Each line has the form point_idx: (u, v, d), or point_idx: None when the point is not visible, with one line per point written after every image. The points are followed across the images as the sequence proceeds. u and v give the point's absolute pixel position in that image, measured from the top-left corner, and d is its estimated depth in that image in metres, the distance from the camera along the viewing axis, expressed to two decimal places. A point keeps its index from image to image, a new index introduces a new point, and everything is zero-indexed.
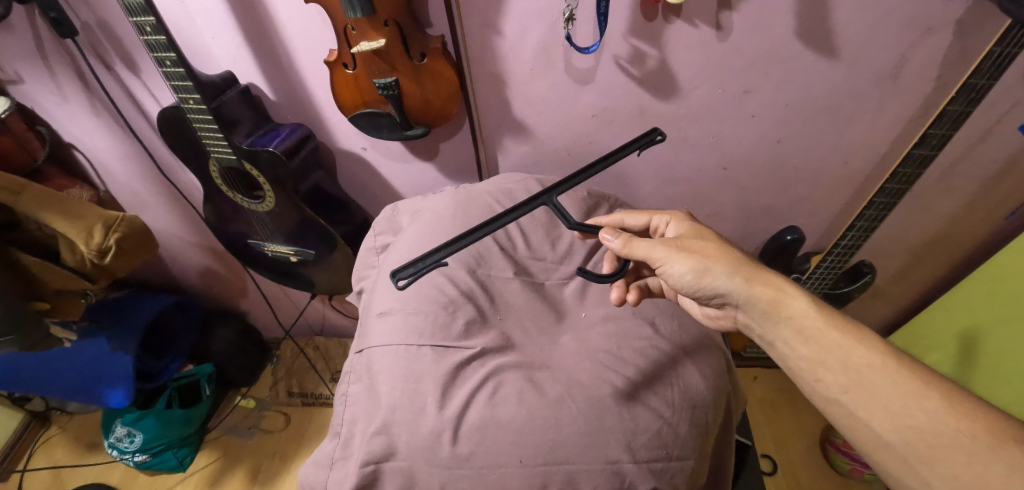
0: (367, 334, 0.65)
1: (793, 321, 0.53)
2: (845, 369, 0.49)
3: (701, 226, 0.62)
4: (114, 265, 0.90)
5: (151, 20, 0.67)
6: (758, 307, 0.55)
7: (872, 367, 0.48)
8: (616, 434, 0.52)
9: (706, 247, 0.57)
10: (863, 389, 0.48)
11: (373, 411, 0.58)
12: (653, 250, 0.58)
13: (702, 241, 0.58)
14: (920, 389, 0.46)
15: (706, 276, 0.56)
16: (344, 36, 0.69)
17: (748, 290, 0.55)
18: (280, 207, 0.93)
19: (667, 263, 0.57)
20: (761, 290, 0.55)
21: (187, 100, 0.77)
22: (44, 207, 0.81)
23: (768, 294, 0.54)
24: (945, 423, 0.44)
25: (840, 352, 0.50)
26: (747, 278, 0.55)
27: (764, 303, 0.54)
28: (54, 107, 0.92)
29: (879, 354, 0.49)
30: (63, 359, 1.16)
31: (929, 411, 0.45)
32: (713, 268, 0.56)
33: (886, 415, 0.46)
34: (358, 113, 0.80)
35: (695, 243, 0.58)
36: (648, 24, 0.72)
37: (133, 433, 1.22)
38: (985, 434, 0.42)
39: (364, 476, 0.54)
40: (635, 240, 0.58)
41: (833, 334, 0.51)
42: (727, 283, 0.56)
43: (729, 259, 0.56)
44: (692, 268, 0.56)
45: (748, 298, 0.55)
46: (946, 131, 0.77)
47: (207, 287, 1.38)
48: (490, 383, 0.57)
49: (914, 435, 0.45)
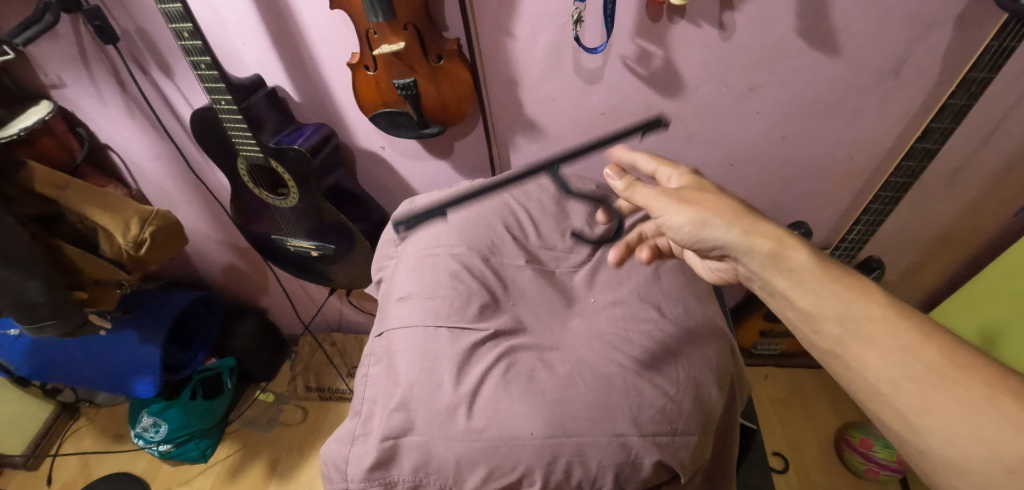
0: (388, 317, 0.69)
1: (792, 271, 0.52)
2: (843, 322, 0.49)
3: (704, 180, 0.62)
4: (148, 258, 0.96)
5: (188, 26, 0.72)
6: (758, 259, 0.54)
7: (872, 319, 0.48)
8: (622, 409, 0.54)
9: (705, 198, 0.58)
10: (860, 340, 0.48)
11: (393, 389, 0.61)
12: (650, 201, 0.59)
13: (702, 193, 0.58)
14: (918, 342, 0.46)
15: (704, 227, 0.57)
16: (366, 40, 0.74)
17: (747, 242, 0.54)
18: (302, 203, 0.97)
19: (666, 215, 0.58)
20: (760, 241, 0.54)
21: (219, 101, 0.82)
22: (86, 201, 0.88)
23: (766, 245, 0.54)
24: (942, 375, 0.44)
25: (839, 303, 0.50)
26: (746, 230, 0.55)
27: (764, 254, 0.54)
28: (93, 110, 0.99)
29: (878, 305, 0.48)
30: (92, 350, 1.22)
31: (926, 362, 0.45)
32: (712, 219, 0.56)
33: (880, 366, 0.46)
34: (378, 112, 0.84)
35: (694, 195, 0.58)
36: (653, 25, 0.76)
37: (159, 423, 1.29)
38: (981, 386, 0.42)
39: (384, 451, 0.58)
40: (638, 185, 0.61)
41: (833, 285, 0.51)
42: (723, 234, 0.56)
43: (725, 211, 0.56)
44: (690, 219, 0.57)
45: (747, 250, 0.55)
46: (948, 124, 0.79)
47: (230, 283, 1.44)
48: (505, 362, 0.60)
49: (909, 385, 0.45)
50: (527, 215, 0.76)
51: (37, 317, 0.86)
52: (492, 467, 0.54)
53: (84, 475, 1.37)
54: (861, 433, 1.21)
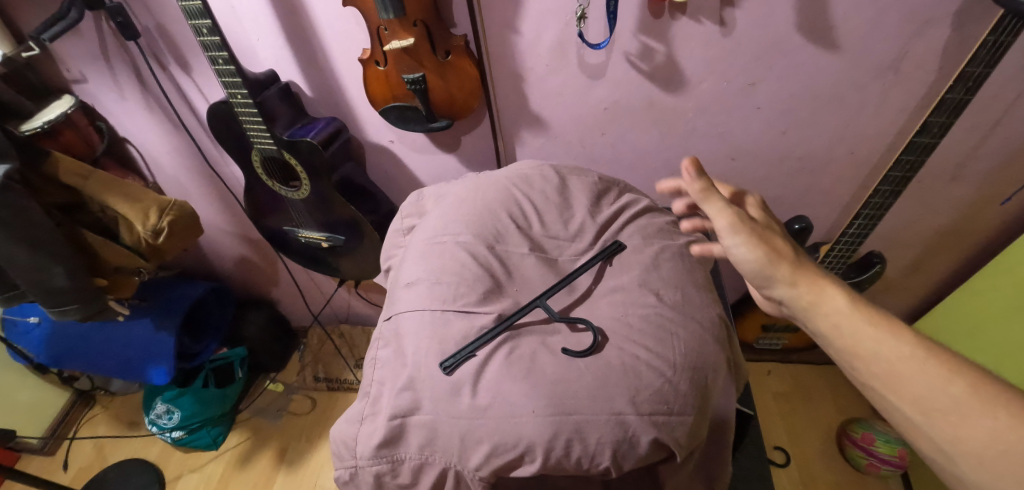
0: (396, 302, 0.72)
1: (829, 318, 0.50)
2: (875, 359, 0.47)
3: (776, 223, 0.60)
4: (166, 246, 1.00)
5: (207, 22, 0.75)
6: (800, 303, 0.52)
7: (900, 356, 0.46)
8: (620, 388, 0.56)
9: (776, 241, 0.55)
10: (890, 374, 0.46)
11: (401, 370, 0.64)
12: (715, 220, 0.56)
13: (772, 234, 0.56)
14: (945, 375, 0.44)
15: (763, 263, 0.54)
16: (377, 36, 0.76)
17: (793, 288, 0.53)
18: (314, 195, 1.00)
19: (730, 241, 0.56)
20: (806, 290, 0.52)
21: (235, 95, 0.85)
22: (107, 190, 0.92)
23: (809, 294, 0.52)
24: (968, 408, 0.42)
25: (870, 342, 0.47)
26: (797, 277, 0.53)
27: (805, 300, 0.52)
28: (113, 104, 1.02)
29: (908, 344, 0.46)
30: (107, 338, 1.26)
31: (953, 395, 0.43)
32: (771, 259, 0.54)
33: (911, 400, 0.45)
34: (388, 107, 0.87)
35: (763, 231, 0.56)
36: (655, 21, 0.78)
37: (173, 410, 1.32)
38: (1010, 417, 0.40)
39: (392, 428, 0.60)
40: (714, 193, 0.56)
41: (865, 326, 0.48)
42: (775, 275, 0.54)
43: (791, 258, 0.54)
44: (750, 252, 0.55)
45: (792, 296, 0.53)
46: (945, 119, 0.80)
47: (242, 275, 1.48)
48: (508, 345, 0.62)
49: (938, 418, 0.43)
50: (530, 205, 0.78)
51: (60, 301, 0.90)
52: (495, 444, 0.55)
53: (100, 460, 1.41)
54: (862, 429, 1.23)
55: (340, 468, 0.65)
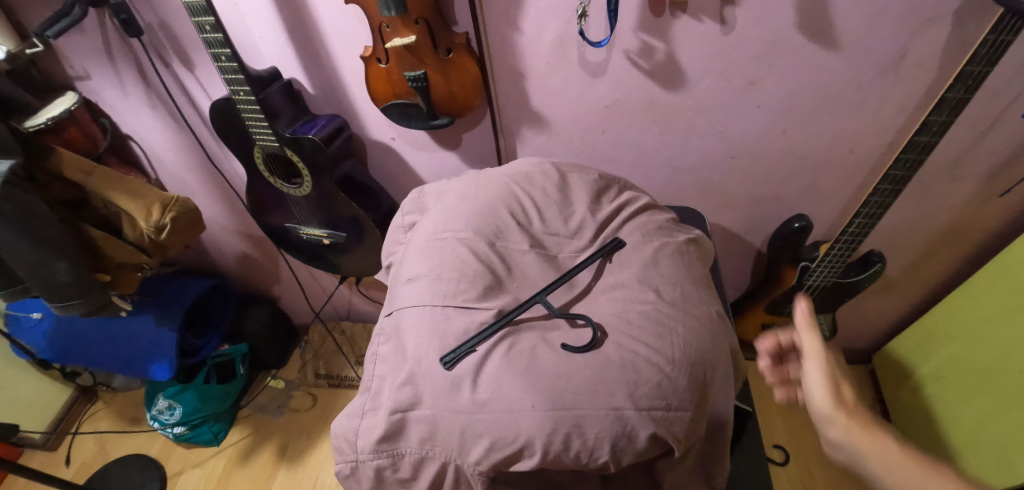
0: (397, 297, 0.72)
1: (886, 467, 0.49)
2: None
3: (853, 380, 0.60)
4: (168, 242, 1.01)
5: (210, 19, 0.75)
6: (854, 451, 0.52)
7: None
8: (619, 383, 0.56)
9: (848, 393, 0.56)
10: None
11: (401, 365, 0.65)
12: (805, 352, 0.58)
13: (850, 386, 0.56)
14: None
15: (834, 407, 0.54)
16: (379, 33, 0.77)
17: (849, 434, 0.52)
18: (315, 192, 1.01)
19: (809, 377, 0.57)
20: (863, 441, 0.51)
21: (238, 92, 0.85)
22: (109, 186, 0.92)
23: (868, 445, 0.51)
24: None
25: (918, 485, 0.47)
26: (860, 428, 0.52)
27: (861, 449, 0.51)
28: (116, 101, 1.03)
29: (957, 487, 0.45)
30: (109, 333, 1.26)
31: None
32: (842, 407, 0.54)
33: None
34: (390, 104, 0.87)
35: (843, 379, 0.56)
36: (656, 19, 0.78)
37: (174, 405, 1.35)
38: None
39: (393, 423, 0.60)
40: (815, 331, 0.58)
41: (913, 469, 0.48)
42: (837, 421, 0.53)
43: (861, 413, 0.53)
44: (827, 392, 0.55)
45: (847, 442, 0.52)
46: (946, 117, 0.79)
47: (243, 272, 1.48)
48: (508, 340, 0.62)
49: None
50: (530, 202, 0.78)
51: (63, 296, 0.91)
52: (494, 438, 0.55)
53: (102, 456, 1.42)
54: None
55: (341, 463, 0.65)
